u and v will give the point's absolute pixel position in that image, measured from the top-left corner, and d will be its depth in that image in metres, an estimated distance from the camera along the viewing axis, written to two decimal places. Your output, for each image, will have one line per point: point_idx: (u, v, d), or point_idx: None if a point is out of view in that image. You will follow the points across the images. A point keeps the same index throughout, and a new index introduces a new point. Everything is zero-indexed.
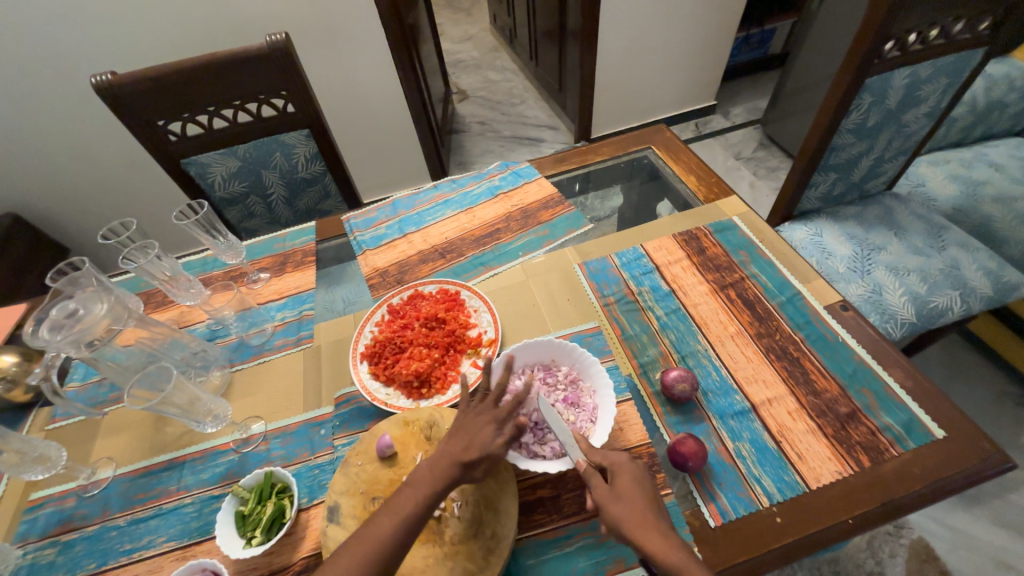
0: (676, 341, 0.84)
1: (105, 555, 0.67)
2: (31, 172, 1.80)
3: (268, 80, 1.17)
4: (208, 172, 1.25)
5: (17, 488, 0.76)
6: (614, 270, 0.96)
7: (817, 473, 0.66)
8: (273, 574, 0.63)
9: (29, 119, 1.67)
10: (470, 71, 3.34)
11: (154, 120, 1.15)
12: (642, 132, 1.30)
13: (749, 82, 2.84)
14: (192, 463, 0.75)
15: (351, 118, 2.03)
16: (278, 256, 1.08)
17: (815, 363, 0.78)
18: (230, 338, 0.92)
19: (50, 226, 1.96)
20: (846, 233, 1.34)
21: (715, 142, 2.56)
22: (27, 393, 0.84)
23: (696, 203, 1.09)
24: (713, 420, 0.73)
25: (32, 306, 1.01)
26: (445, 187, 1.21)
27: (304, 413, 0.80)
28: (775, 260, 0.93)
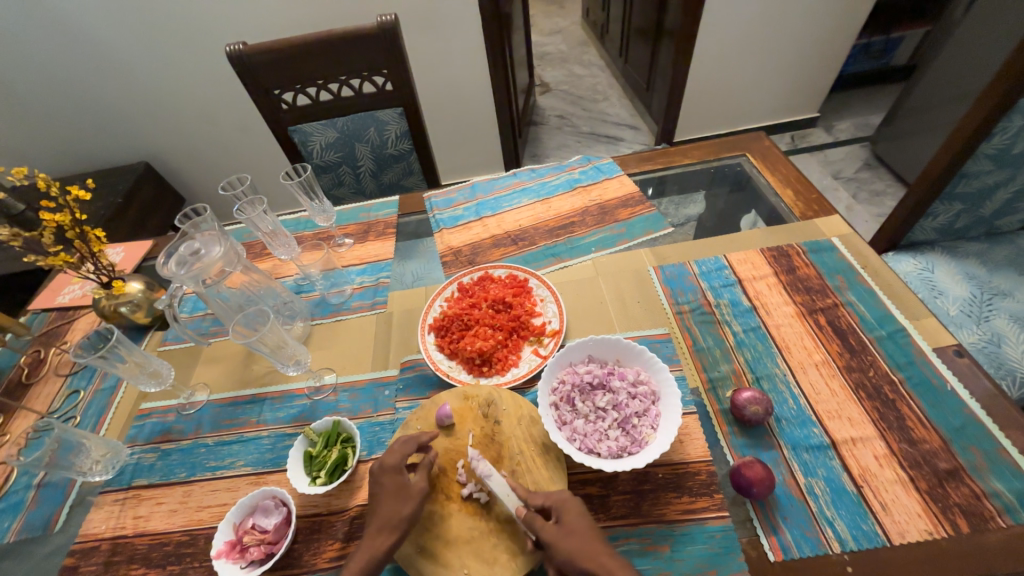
0: (751, 360, 0.79)
1: (194, 467, 0.76)
2: (163, 127, 2.05)
3: (373, 59, 1.24)
4: (309, 140, 1.35)
5: (131, 396, 0.88)
6: (691, 278, 0.92)
7: (901, 528, 0.60)
8: (330, 514, 0.67)
9: (168, 79, 1.89)
10: (555, 64, 3.32)
11: (271, 88, 1.26)
12: (737, 139, 1.22)
13: (862, 95, 2.57)
14: (271, 401, 0.83)
15: (439, 101, 2.10)
16: (363, 224, 1.14)
17: (914, 409, 0.70)
18: (314, 294, 1.00)
19: (172, 176, 2.22)
20: (964, 271, 1.18)
21: (813, 157, 2.35)
22: (147, 317, 0.97)
23: (791, 218, 1.01)
24: (785, 450, 0.68)
25: (157, 243, 1.16)
26: (525, 175, 1.22)
27: (372, 372, 0.84)
28: (877, 290, 0.85)
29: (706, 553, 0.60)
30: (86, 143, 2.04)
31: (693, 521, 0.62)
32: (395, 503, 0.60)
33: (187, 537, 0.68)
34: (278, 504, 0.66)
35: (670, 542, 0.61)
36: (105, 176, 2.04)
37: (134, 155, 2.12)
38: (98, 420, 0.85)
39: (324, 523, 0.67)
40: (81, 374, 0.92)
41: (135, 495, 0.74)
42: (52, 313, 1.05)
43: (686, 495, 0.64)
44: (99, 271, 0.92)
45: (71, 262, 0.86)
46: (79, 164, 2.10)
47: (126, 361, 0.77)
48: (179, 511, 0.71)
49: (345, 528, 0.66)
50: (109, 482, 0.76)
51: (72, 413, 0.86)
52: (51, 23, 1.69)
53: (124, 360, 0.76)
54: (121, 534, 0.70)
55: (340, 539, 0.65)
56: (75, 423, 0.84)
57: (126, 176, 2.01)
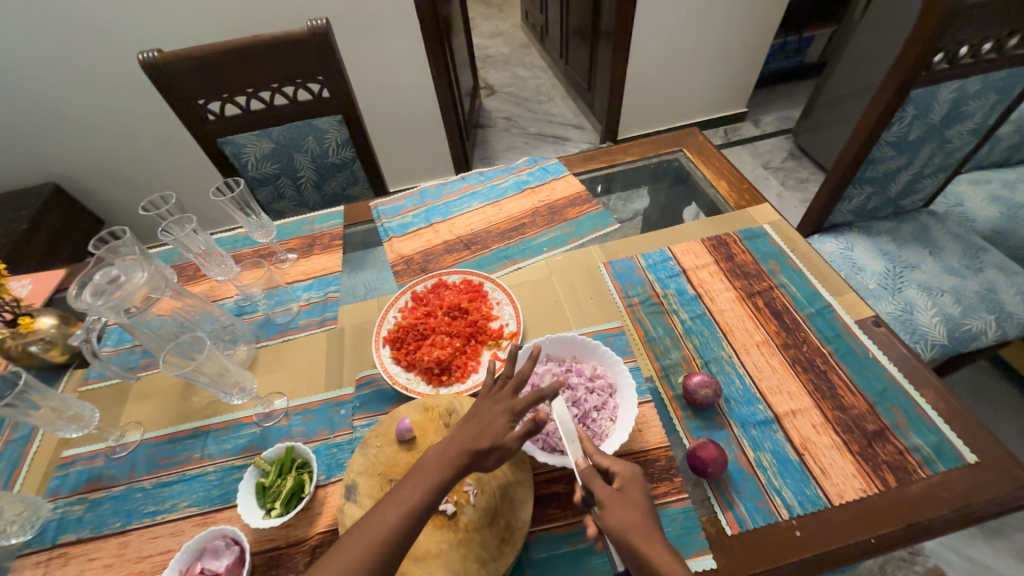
0: (699, 346, 0.83)
1: (130, 515, 0.69)
2: (72, 144, 1.86)
3: (306, 65, 1.19)
4: (242, 152, 1.28)
5: (50, 444, 0.79)
6: (639, 271, 0.95)
7: (839, 489, 0.65)
8: (289, 547, 0.64)
9: (75, 91, 1.72)
10: (498, 66, 3.34)
11: (195, 98, 1.17)
12: (674, 135, 1.28)
13: (783, 90, 2.78)
14: (216, 433, 0.77)
15: (381, 106, 2.05)
16: (307, 238, 1.09)
17: (843, 378, 0.76)
18: (257, 315, 0.94)
19: (88, 197, 2.03)
20: (878, 248, 1.31)
21: (744, 149, 2.51)
22: (64, 354, 0.87)
23: (726, 209, 1.07)
24: (735, 428, 0.72)
25: (72, 272, 1.05)
26: (473, 179, 1.22)
27: (326, 392, 0.81)
28: (805, 271, 0.91)
29: (671, 535, 0.62)
30: None
31: (656, 506, 0.64)
32: None
33: None
34: (228, 543, 0.62)
35: None
36: (4, 200, 1.82)
37: (40, 176, 1.91)
38: (11, 476, 0.75)
39: (283, 556, 0.63)
40: None
41: (61, 554, 0.66)
42: None
43: (648, 482, 0.67)
44: (2, 307, 0.84)
45: None
46: None
47: (40, 408, 0.69)
48: (115, 565, 0.64)
49: (306, 559, 0.63)
50: (29, 543, 0.68)
51: None
52: None
53: (38, 406, 0.69)
54: None
55: (301, 571, 0.62)
56: None
57: (31, 200, 1.81)
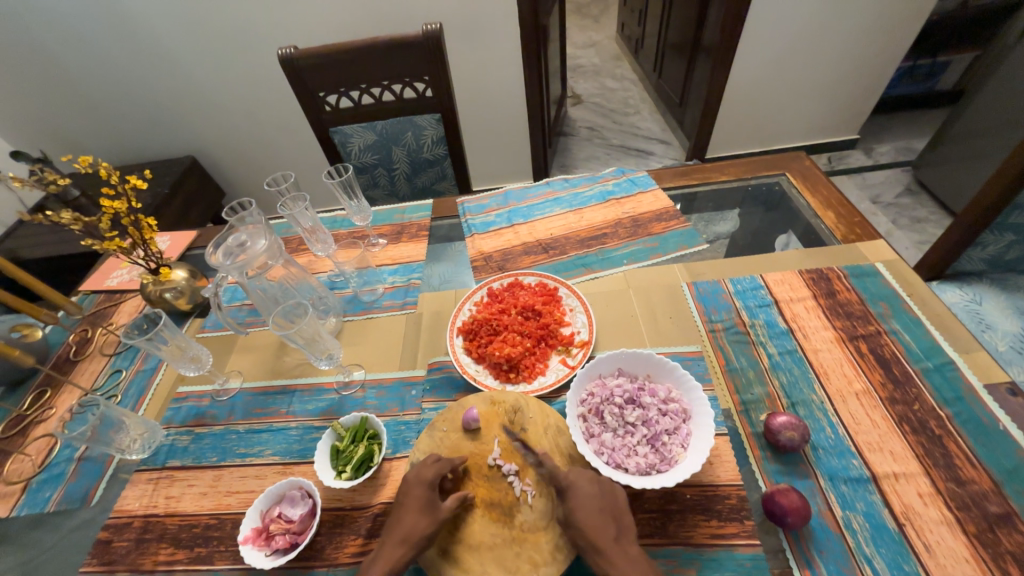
0: (787, 384, 0.77)
1: (225, 453, 0.78)
2: (209, 124, 2.14)
3: (415, 66, 1.28)
4: (348, 142, 1.39)
5: (169, 379, 0.91)
6: (725, 296, 0.90)
7: (946, 571, 0.57)
8: (354, 510, 0.68)
9: (219, 79, 1.98)
10: (588, 76, 3.34)
11: (317, 90, 1.30)
12: (776, 157, 1.20)
13: (906, 118, 2.50)
14: (301, 393, 0.84)
15: (473, 108, 2.13)
16: (396, 225, 1.17)
17: (962, 446, 0.66)
18: (347, 292, 1.02)
19: (215, 171, 2.32)
20: (1015, 305, 1.13)
21: (851, 180, 2.29)
22: (188, 304, 1.00)
23: (831, 241, 0.98)
24: (821, 480, 0.66)
25: (201, 233, 1.21)
26: (558, 185, 1.23)
27: (400, 371, 0.85)
28: (923, 319, 0.81)
29: None
30: (139, 137, 2.16)
31: (722, 546, 0.60)
32: (419, 509, 0.60)
33: (214, 521, 0.69)
34: (303, 495, 0.67)
35: (697, 566, 0.59)
36: (153, 168, 2.14)
37: (181, 150, 2.22)
38: (138, 401, 0.88)
39: (347, 518, 0.67)
40: (124, 354, 0.96)
41: (167, 476, 0.76)
42: (100, 295, 1.11)
43: (715, 519, 0.63)
44: (148, 258, 0.95)
45: (123, 248, 0.89)
46: (131, 155, 2.22)
47: (168, 344, 0.80)
48: (208, 494, 0.72)
49: (367, 525, 0.66)
50: (145, 461, 0.78)
51: (114, 391, 0.90)
52: (119, 25, 1.81)
53: (167, 343, 0.79)
54: (152, 513, 0.72)
55: (362, 535, 0.65)
56: (116, 401, 0.88)
57: (173, 169, 2.11)
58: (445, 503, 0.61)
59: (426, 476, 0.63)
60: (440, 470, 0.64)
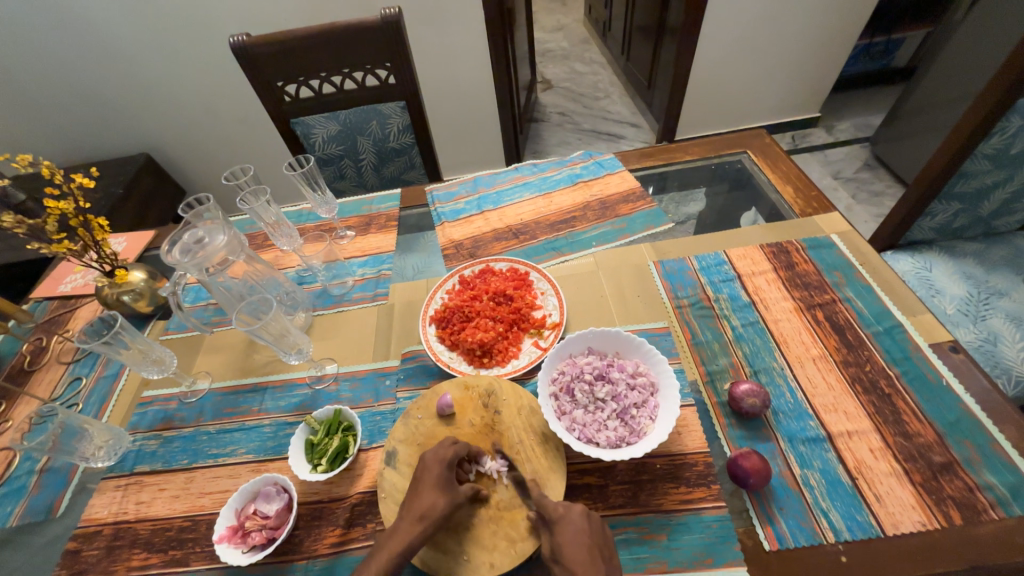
0: (749, 354, 0.80)
1: (195, 455, 0.76)
2: (163, 118, 2.04)
3: (376, 52, 1.24)
4: (311, 133, 1.35)
5: (134, 384, 0.88)
6: (691, 272, 0.93)
7: (895, 519, 0.61)
8: (331, 502, 0.68)
9: (171, 72, 1.89)
10: (557, 61, 3.32)
11: (274, 80, 1.26)
12: (738, 136, 1.23)
13: (864, 95, 2.58)
14: (272, 390, 0.83)
15: (441, 96, 2.10)
16: (365, 217, 1.15)
17: (909, 403, 0.71)
18: (316, 286, 1.00)
19: (173, 168, 2.22)
20: (961, 271, 1.19)
21: (813, 157, 2.36)
22: (149, 306, 0.97)
23: (790, 215, 1.01)
24: (782, 442, 0.69)
25: (159, 233, 1.16)
26: (526, 170, 1.23)
27: (373, 363, 0.85)
28: (875, 286, 0.85)
29: (703, 541, 0.60)
30: (87, 134, 2.04)
31: (690, 511, 0.63)
32: None
33: (189, 523, 0.69)
34: (279, 490, 0.67)
35: (667, 531, 0.62)
36: (105, 167, 2.04)
37: (134, 147, 2.12)
38: (101, 408, 0.85)
39: (325, 510, 0.67)
40: (84, 361, 0.93)
41: (136, 482, 0.74)
42: (53, 301, 1.06)
43: (684, 485, 0.65)
44: (102, 260, 0.92)
45: (74, 250, 0.87)
46: (80, 155, 2.10)
47: (130, 348, 0.78)
48: (181, 497, 0.71)
49: (345, 515, 0.67)
50: (111, 469, 0.76)
51: (75, 399, 0.86)
52: (56, 15, 1.70)
53: (128, 346, 0.77)
54: (123, 519, 0.70)
55: (341, 526, 0.66)
56: (77, 409, 0.85)
57: (127, 168, 2.02)
58: (422, 489, 0.61)
59: (443, 455, 0.63)
60: (459, 450, 0.64)
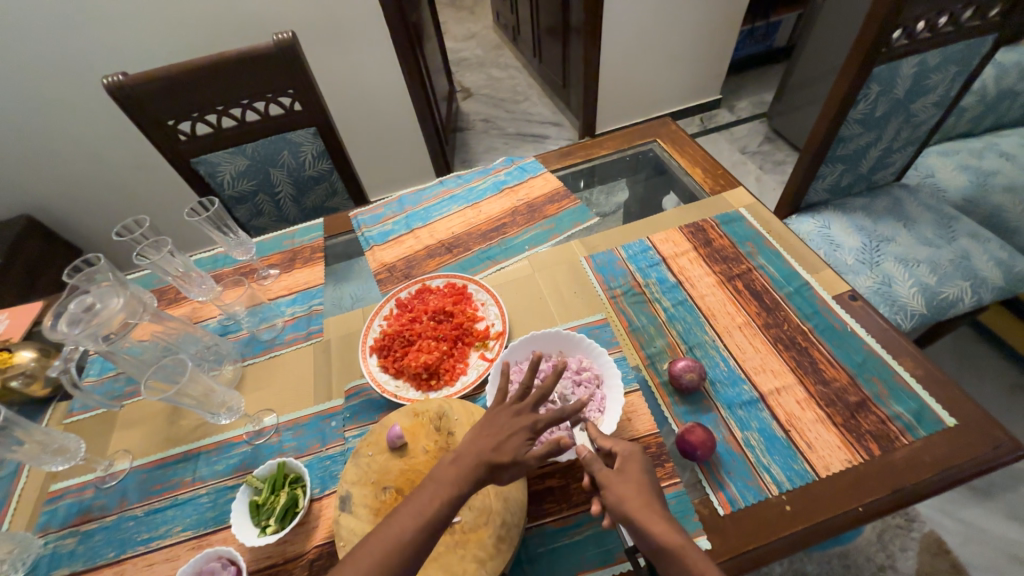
0: (683, 332, 0.84)
1: (123, 544, 0.68)
2: (42, 173, 1.83)
3: (275, 79, 1.19)
4: (217, 171, 1.26)
5: (36, 480, 0.78)
6: (620, 263, 0.96)
7: (826, 461, 0.66)
8: (287, 562, 0.64)
9: (43, 121, 1.70)
10: (474, 68, 3.35)
11: (164, 119, 1.16)
12: (647, 125, 1.30)
13: (755, 75, 2.82)
14: (206, 455, 0.76)
15: (358, 116, 2.04)
16: (287, 252, 1.09)
17: (824, 352, 0.78)
18: (242, 334, 0.94)
19: (62, 226, 1.99)
20: (854, 224, 1.33)
21: (721, 136, 2.54)
22: (45, 388, 0.86)
23: (702, 195, 1.08)
24: (722, 410, 0.73)
25: (49, 303, 1.04)
26: (452, 182, 1.22)
27: (315, 406, 0.81)
28: (782, 251, 0.93)
29: None
30: None
31: None
32: None
33: None
34: (225, 564, 0.61)
35: None
36: None
37: (9, 209, 1.87)
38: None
39: (281, 572, 0.63)
40: None
41: None
42: None
43: None
44: None
45: None
46: None
47: (25, 443, 0.68)
48: None
49: (304, 573, 0.63)
50: None
51: None
52: None
53: (22, 441, 0.68)
54: None
55: None
56: None
57: (4, 234, 1.78)
58: None
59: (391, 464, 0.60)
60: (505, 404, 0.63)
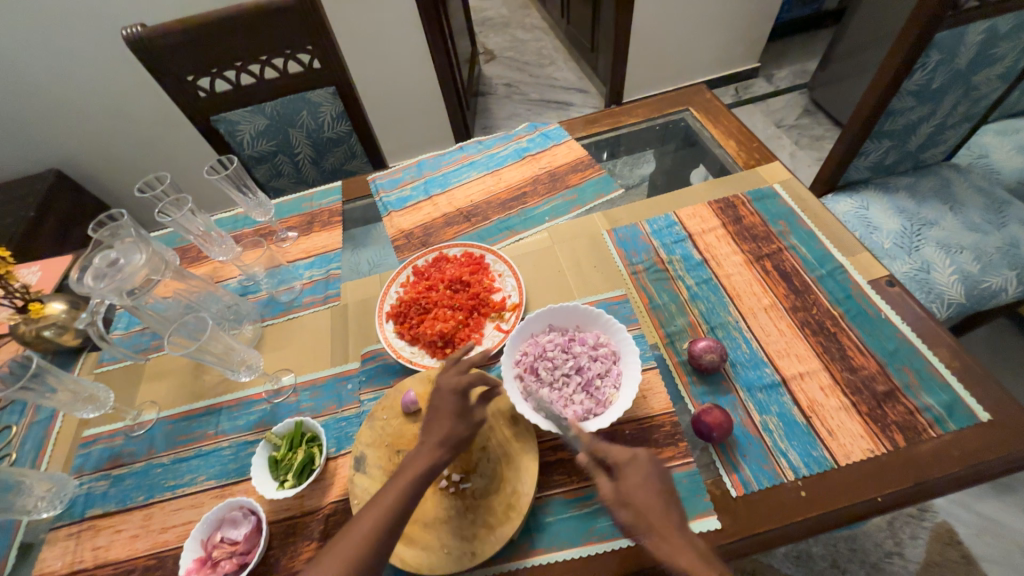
0: (705, 311, 0.82)
1: (151, 489, 0.72)
2: (68, 128, 1.85)
3: (294, 34, 1.15)
4: (236, 130, 1.25)
5: (70, 425, 0.82)
6: (643, 237, 0.93)
7: (847, 449, 0.64)
8: (304, 515, 0.66)
9: (66, 75, 1.70)
10: (498, 29, 3.20)
11: (184, 74, 1.14)
12: (680, 93, 1.22)
13: (798, 41, 2.63)
14: (227, 410, 0.79)
15: (378, 77, 1.99)
16: (306, 215, 1.08)
17: (853, 339, 0.74)
18: (261, 295, 0.95)
19: (90, 182, 2.03)
20: (895, 206, 1.26)
21: (756, 107, 2.40)
22: (76, 339, 0.89)
23: (735, 169, 1.03)
24: (741, 392, 0.72)
25: (78, 257, 1.06)
26: (472, 149, 1.18)
27: (332, 368, 0.82)
28: (816, 231, 0.88)
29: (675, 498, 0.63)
30: None
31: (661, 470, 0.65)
32: None
33: (153, 561, 0.65)
34: (245, 513, 0.64)
35: None
36: (10, 189, 1.84)
37: (39, 163, 1.91)
38: (37, 455, 0.79)
39: (299, 524, 0.65)
40: (11, 408, 0.85)
41: (90, 526, 0.70)
42: None
43: (653, 447, 0.67)
44: (11, 294, 0.84)
45: None
46: None
47: (58, 391, 0.72)
48: (141, 536, 0.67)
49: (320, 527, 0.65)
50: (59, 517, 0.71)
51: (6, 450, 0.79)
52: None
53: (56, 390, 0.71)
54: (79, 568, 0.66)
55: (316, 539, 0.64)
56: (11, 460, 0.78)
57: (35, 187, 1.83)
58: None
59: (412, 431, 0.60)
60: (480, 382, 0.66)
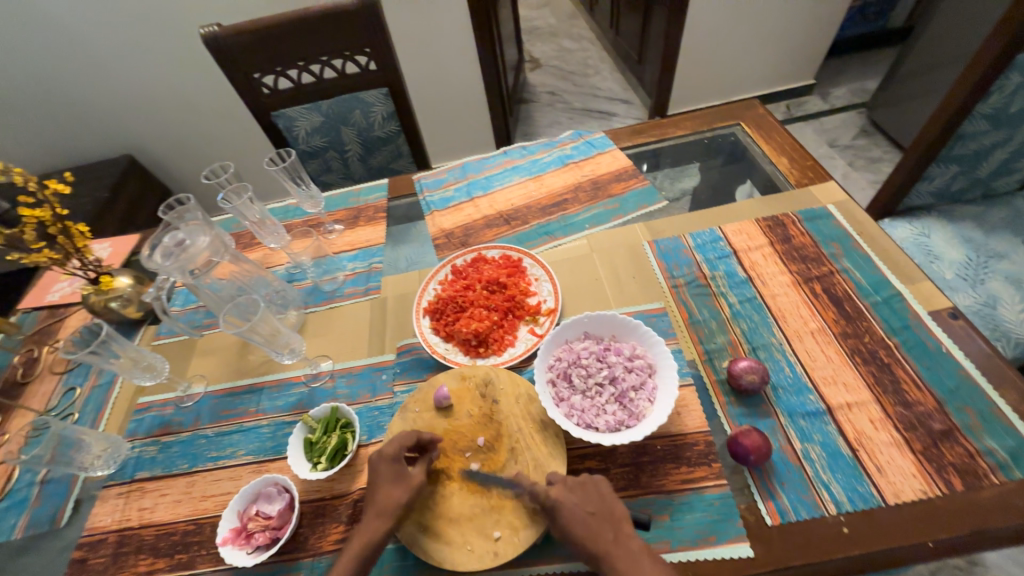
0: (747, 330, 0.79)
1: (195, 458, 0.76)
2: (142, 117, 1.99)
3: (354, 37, 1.20)
4: (293, 126, 1.32)
5: (128, 391, 0.88)
6: (686, 251, 0.91)
7: (896, 488, 0.60)
8: (334, 498, 0.68)
9: (145, 69, 1.84)
10: (546, 38, 3.23)
11: (251, 71, 1.21)
12: (731, 106, 1.19)
13: (859, 59, 2.52)
14: (269, 390, 0.82)
15: (427, 81, 2.05)
16: (352, 210, 1.13)
17: (908, 371, 0.70)
18: (306, 283, 0.99)
19: (157, 168, 2.18)
20: (960, 235, 1.18)
21: (809, 125, 2.31)
22: (138, 312, 0.96)
23: (786, 187, 0.99)
24: (782, 417, 0.69)
25: (144, 236, 1.14)
26: (515, 154, 1.20)
27: (368, 358, 0.84)
28: (872, 256, 0.84)
29: (706, 520, 0.61)
30: (64, 137, 1.99)
31: (692, 489, 0.63)
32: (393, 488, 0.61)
33: (192, 526, 0.69)
34: (280, 490, 0.67)
35: (669, 511, 0.62)
36: (88, 170, 2.00)
37: (114, 148, 2.07)
38: (97, 417, 0.85)
39: (328, 507, 0.67)
40: (76, 371, 0.92)
41: (138, 487, 0.74)
42: (42, 311, 1.04)
43: (685, 465, 0.65)
44: (86, 267, 0.92)
45: (57, 259, 0.86)
46: (60, 160, 2.05)
47: (120, 357, 0.77)
48: (183, 501, 0.71)
49: (348, 511, 0.66)
50: (111, 476, 0.76)
51: (70, 409, 0.86)
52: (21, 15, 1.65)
53: (118, 355, 0.76)
54: (126, 526, 0.70)
55: (344, 522, 0.66)
56: (74, 419, 0.84)
57: (109, 170, 1.98)
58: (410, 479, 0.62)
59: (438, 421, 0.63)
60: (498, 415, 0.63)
